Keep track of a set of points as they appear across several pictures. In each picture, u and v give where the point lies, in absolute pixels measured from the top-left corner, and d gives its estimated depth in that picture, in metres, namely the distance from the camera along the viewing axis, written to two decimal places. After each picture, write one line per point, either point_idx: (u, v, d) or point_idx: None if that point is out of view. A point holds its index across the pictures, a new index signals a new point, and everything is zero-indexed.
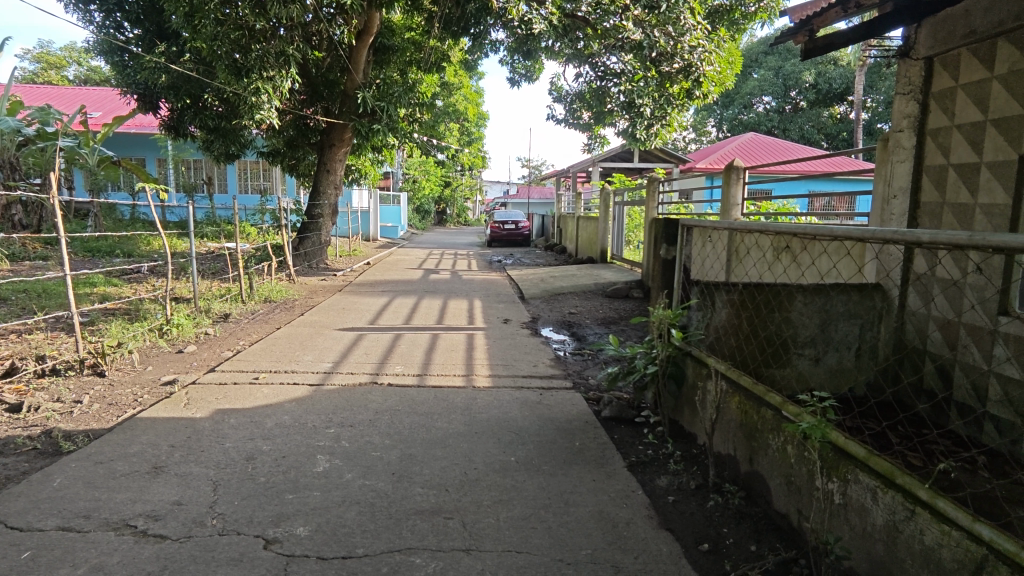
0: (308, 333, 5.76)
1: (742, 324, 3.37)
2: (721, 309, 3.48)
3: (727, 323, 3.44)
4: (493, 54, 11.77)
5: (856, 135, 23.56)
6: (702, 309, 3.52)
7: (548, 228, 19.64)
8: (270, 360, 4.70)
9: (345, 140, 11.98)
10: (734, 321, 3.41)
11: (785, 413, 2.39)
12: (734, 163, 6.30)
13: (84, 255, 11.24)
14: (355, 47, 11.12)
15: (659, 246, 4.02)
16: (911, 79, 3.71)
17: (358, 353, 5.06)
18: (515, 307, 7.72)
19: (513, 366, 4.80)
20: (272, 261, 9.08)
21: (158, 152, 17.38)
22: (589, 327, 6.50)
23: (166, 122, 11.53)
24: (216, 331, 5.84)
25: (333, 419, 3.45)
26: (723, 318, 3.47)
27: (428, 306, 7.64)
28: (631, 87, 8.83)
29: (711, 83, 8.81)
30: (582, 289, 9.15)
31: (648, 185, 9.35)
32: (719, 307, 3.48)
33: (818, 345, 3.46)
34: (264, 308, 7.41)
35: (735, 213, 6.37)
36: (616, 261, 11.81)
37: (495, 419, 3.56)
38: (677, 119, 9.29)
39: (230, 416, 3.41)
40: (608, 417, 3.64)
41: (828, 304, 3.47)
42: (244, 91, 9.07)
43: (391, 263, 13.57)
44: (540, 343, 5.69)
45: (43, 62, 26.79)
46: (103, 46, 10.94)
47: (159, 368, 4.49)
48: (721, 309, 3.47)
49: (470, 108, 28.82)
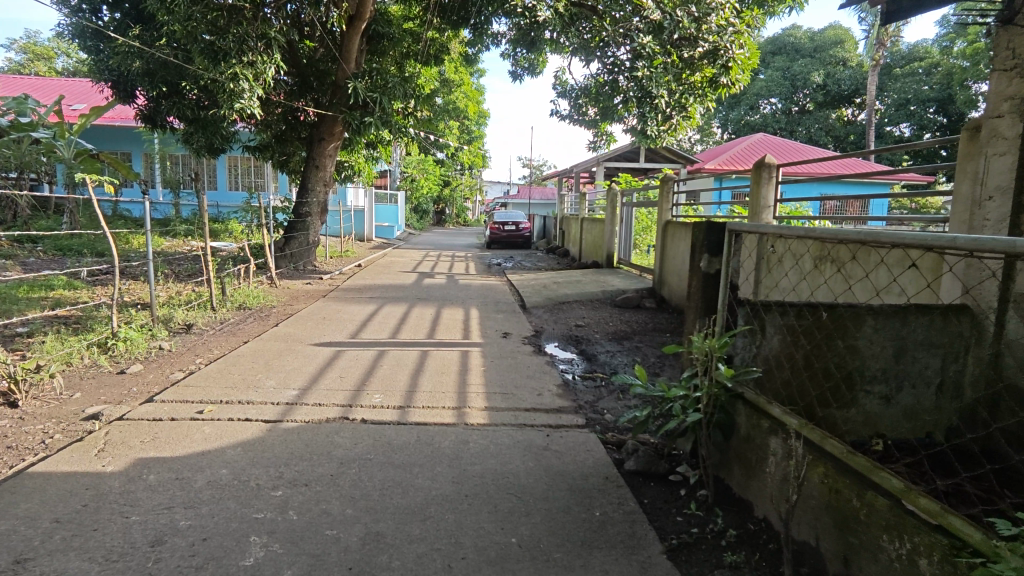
0: (278, 350, 5.00)
1: (799, 356, 2.71)
2: (772, 336, 2.79)
3: (780, 352, 2.76)
4: (494, 47, 11.09)
5: (869, 136, 22.85)
6: (747, 337, 2.80)
7: (551, 229, 18.90)
8: (222, 386, 3.91)
9: (335, 134, 11.18)
10: (789, 350, 2.74)
11: (910, 506, 1.68)
12: (764, 161, 5.55)
13: (55, 254, 10.53)
14: (347, 33, 10.34)
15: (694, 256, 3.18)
16: (1017, 51, 2.93)
17: (332, 375, 4.29)
18: (516, 317, 6.95)
19: (513, 395, 4.02)
20: (251, 264, 8.30)
21: (143, 147, 16.63)
22: (599, 345, 5.72)
23: (143, 112, 10.74)
24: (172, 346, 5.04)
25: (284, 474, 2.70)
26: (774, 347, 2.80)
27: (419, 315, 6.88)
28: (649, 74, 7.76)
29: (740, 69, 7.87)
30: (589, 297, 8.39)
31: (661, 184, 8.58)
32: (770, 334, 2.78)
33: (889, 380, 2.84)
34: (236, 316, 6.66)
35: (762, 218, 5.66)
36: (625, 266, 11.04)
37: (490, 475, 2.81)
38: (695, 115, 8.42)
39: (151, 471, 2.65)
40: (633, 471, 2.91)
41: (905, 331, 2.81)
42: (221, 77, 8.19)
43: (384, 265, 12.79)
44: (545, 364, 4.93)
45: (30, 53, 26.09)
46: (77, 32, 10.23)
47: (88, 396, 3.73)
48: (772, 336, 2.79)
49: (471, 106, 28.05)
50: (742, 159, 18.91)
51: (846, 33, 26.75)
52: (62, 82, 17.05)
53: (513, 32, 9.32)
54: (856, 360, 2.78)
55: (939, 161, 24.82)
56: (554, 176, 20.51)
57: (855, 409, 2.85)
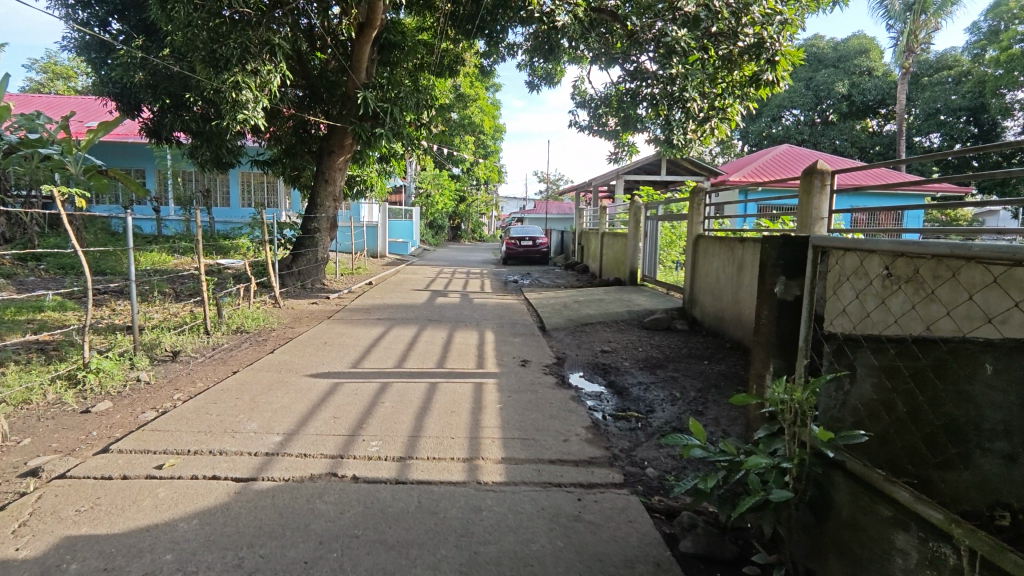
0: (268, 383, 4.43)
1: (898, 407, 2.04)
2: (863, 379, 2.15)
3: (873, 402, 2.11)
4: (509, 57, 10.64)
5: (899, 147, 22.02)
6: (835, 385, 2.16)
7: (569, 244, 18.30)
8: (194, 430, 3.33)
9: (345, 147, 10.73)
10: (885, 399, 2.08)
11: None
12: (816, 166, 4.92)
13: (56, 273, 10.16)
14: (356, 42, 9.93)
15: (763, 277, 2.48)
16: None
17: (324, 416, 3.69)
18: (536, 341, 6.34)
19: (535, 442, 3.39)
20: (253, 283, 7.80)
21: (154, 163, 16.39)
22: (631, 375, 5.08)
23: (147, 125, 10.40)
24: (152, 378, 4.48)
25: (245, 560, 2.11)
26: (867, 393, 2.14)
27: (429, 339, 6.30)
28: (685, 70, 7.07)
29: (790, 63, 6.95)
30: (613, 317, 7.74)
31: (691, 195, 7.89)
32: (859, 375, 2.16)
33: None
34: (231, 341, 6.14)
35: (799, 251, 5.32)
36: (649, 283, 10.38)
37: (507, 561, 2.19)
38: (733, 115, 7.77)
39: (75, 558, 2.08)
40: (690, 553, 2.27)
41: None
42: (222, 87, 7.76)
43: (395, 283, 12.25)
44: (570, 399, 4.30)
45: (49, 72, 26.26)
46: (82, 45, 9.95)
47: (35, 445, 3.17)
48: (864, 380, 2.15)
49: (486, 120, 27.69)
50: (767, 171, 18.21)
51: (870, 42, 25.94)
52: (80, 100, 16.99)
53: (530, 41, 8.91)
54: (971, 408, 1.96)
55: (970, 172, 23.94)
56: (571, 189, 19.95)
57: (970, 473, 1.94)
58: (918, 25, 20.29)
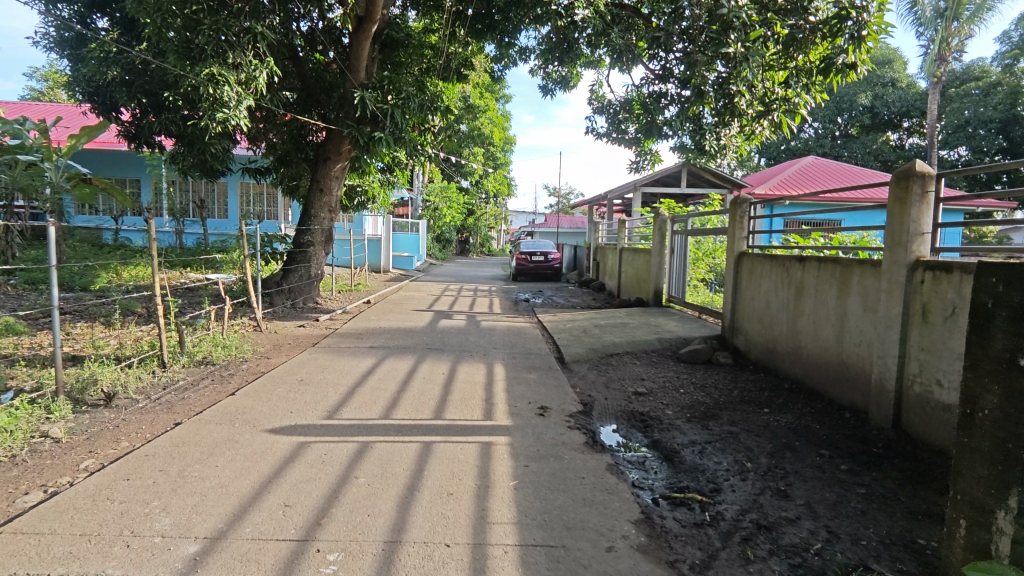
0: (211, 443, 3.40)
1: None
2: None
3: None
4: (520, 58, 9.66)
5: (930, 160, 20.89)
6: None
7: (583, 260, 17.28)
8: (71, 535, 2.31)
9: (343, 154, 9.72)
10: None
11: None
12: (915, 167, 3.82)
13: (23, 289, 9.22)
14: (354, 38, 8.93)
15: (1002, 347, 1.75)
16: None
17: (272, 505, 2.65)
18: (555, 379, 5.28)
19: (568, 553, 2.35)
20: (227, 303, 6.79)
21: (145, 172, 15.59)
22: (679, 432, 3.99)
23: (127, 130, 9.51)
24: (63, 434, 3.48)
25: None
26: None
27: (428, 374, 5.28)
28: (746, 49, 5.96)
29: (874, 41, 5.87)
30: (642, 347, 6.69)
31: (732, 208, 6.77)
32: None
33: None
34: (191, 376, 5.14)
35: (854, 279, 4.36)
36: (677, 304, 9.07)
37: None
38: (800, 106, 6.77)
39: None
40: None
41: None
42: (195, 80, 6.72)
43: (396, 302, 11.22)
44: (605, 469, 3.24)
45: (51, 80, 25.73)
46: (64, 44, 9.11)
47: None
48: None
49: (496, 131, 26.81)
50: (794, 185, 17.10)
51: (893, 52, 24.91)
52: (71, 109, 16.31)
53: (543, 41, 7.98)
54: None
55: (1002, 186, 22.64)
56: (585, 203, 18.92)
57: None
58: (950, 33, 19.17)
